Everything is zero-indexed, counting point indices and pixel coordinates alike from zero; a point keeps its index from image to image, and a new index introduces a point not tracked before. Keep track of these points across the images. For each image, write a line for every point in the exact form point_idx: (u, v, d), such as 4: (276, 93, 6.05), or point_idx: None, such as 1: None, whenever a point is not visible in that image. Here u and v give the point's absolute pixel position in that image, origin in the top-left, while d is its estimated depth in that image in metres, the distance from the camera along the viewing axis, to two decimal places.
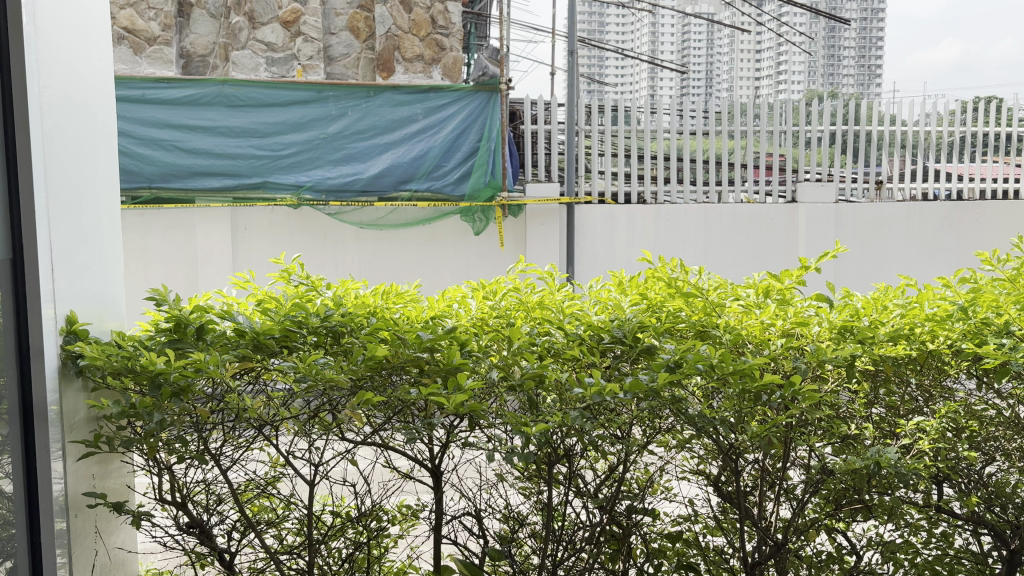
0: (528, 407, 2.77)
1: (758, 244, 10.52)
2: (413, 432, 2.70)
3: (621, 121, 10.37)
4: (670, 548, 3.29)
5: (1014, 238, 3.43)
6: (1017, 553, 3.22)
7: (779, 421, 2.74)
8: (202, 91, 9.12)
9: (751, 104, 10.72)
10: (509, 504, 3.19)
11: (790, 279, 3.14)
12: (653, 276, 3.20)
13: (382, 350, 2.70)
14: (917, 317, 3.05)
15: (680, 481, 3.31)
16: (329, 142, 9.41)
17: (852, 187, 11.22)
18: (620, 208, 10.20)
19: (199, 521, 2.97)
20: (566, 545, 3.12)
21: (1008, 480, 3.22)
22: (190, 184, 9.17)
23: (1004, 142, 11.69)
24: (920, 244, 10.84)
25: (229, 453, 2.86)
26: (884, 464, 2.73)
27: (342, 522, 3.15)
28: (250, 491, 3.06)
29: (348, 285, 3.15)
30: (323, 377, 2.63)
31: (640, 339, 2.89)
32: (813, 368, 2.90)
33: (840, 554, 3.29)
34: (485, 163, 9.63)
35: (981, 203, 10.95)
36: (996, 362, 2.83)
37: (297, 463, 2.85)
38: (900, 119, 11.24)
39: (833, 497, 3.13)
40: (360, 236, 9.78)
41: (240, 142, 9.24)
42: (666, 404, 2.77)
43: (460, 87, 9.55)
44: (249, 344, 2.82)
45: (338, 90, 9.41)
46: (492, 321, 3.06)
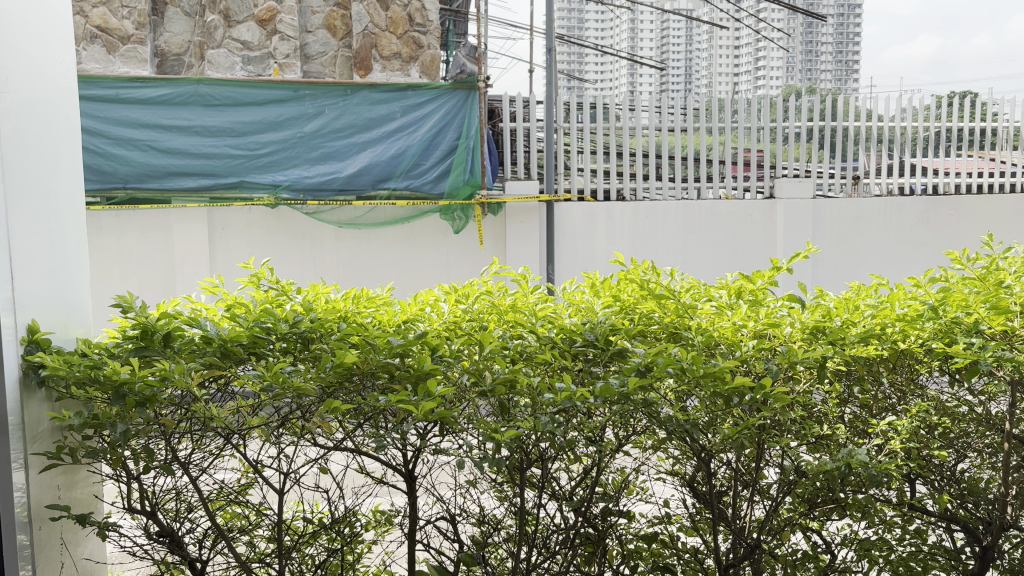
0: (500, 412, 2.75)
1: (737, 240, 10.56)
2: (383, 439, 2.67)
3: (600, 118, 10.37)
4: (647, 548, 3.27)
5: (986, 236, 3.42)
6: (989, 550, 3.20)
7: (751, 423, 2.73)
8: (176, 90, 9.02)
9: (729, 100, 10.73)
10: (483, 509, 3.16)
11: (762, 280, 3.16)
12: (626, 278, 3.21)
13: (352, 356, 2.67)
14: (888, 317, 3.06)
15: (655, 481, 3.30)
16: (306, 141, 9.33)
17: (829, 182, 11.28)
18: (600, 206, 10.21)
19: (170, 531, 2.91)
20: (541, 548, 3.09)
21: (980, 477, 3.24)
22: (165, 184, 9.07)
23: (978, 137, 11.80)
24: (897, 239, 10.94)
25: (197, 462, 2.84)
26: (855, 465, 2.74)
27: (315, 529, 3.12)
28: (222, 499, 3.02)
29: (318, 289, 3.15)
30: (290, 385, 2.60)
31: (612, 342, 2.89)
32: (784, 369, 2.90)
33: (816, 553, 3.28)
34: (464, 161, 9.59)
35: (957, 198, 11.02)
36: (965, 361, 2.83)
37: (265, 473, 2.80)
38: (876, 114, 11.28)
39: (809, 496, 3.12)
40: (339, 235, 9.77)
41: (216, 142, 9.14)
42: (637, 407, 2.76)
43: (438, 85, 9.51)
44: (216, 351, 2.79)
45: (314, 89, 9.32)
46: (465, 324, 3.03)
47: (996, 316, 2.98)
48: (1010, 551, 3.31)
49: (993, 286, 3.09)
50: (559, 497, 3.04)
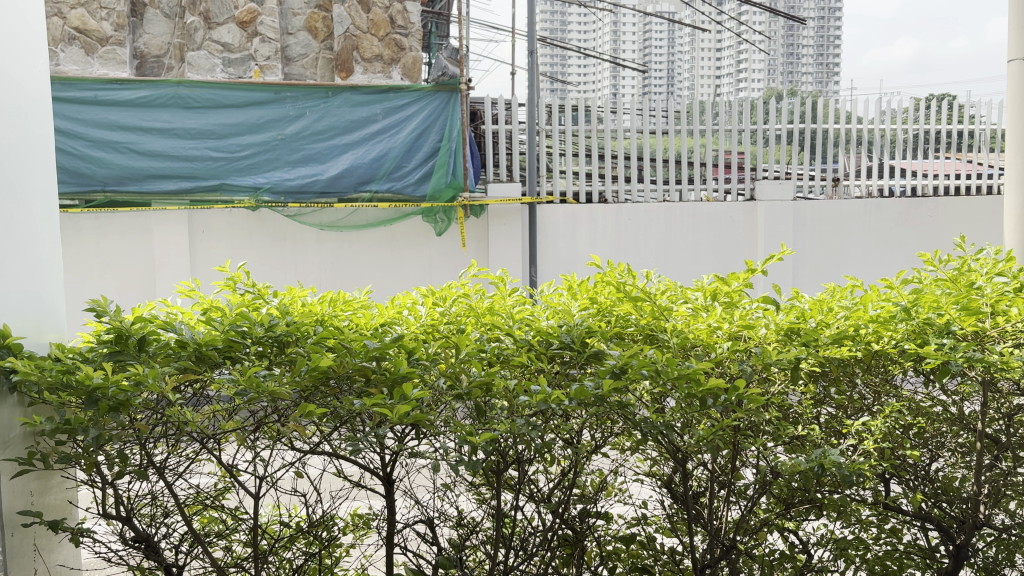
0: (475, 415, 2.75)
1: (718, 242, 10.60)
2: (358, 442, 2.66)
3: (582, 120, 10.38)
4: (625, 549, 3.27)
5: (958, 237, 3.46)
6: (963, 548, 3.23)
7: (726, 423, 2.76)
8: (156, 93, 8.96)
9: (710, 102, 10.77)
10: (461, 511, 3.16)
11: (738, 282, 3.18)
12: (603, 281, 3.22)
13: (327, 360, 2.67)
14: (861, 319, 3.08)
15: (634, 483, 3.30)
16: (287, 143, 9.29)
17: (810, 184, 11.35)
18: (582, 208, 10.25)
19: (146, 536, 2.89)
20: (519, 549, 3.10)
21: (955, 476, 3.26)
22: (145, 187, 9.02)
23: (955, 139, 11.92)
24: (876, 240, 11.03)
25: (173, 466, 2.83)
26: (828, 465, 2.76)
27: (292, 533, 3.11)
28: (198, 503, 3.01)
29: (295, 293, 3.15)
30: (265, 389, 2.59)
31: (588, 344, 2.90)
32: (759, 370, 2.91)
33: (793, 552, 3.30)
34: (446, 163, 9.58)
35: (936, 200, 11.13)
36: (935, 362, 2.86)
37: (241, 477, 2.79)
38: (856, 117, 11.36)
39: (784, 496, 3.14)
40: (321, 237, 9.76)
41: (196, 144, 9.09)
42: (612, 409, 2.77)
43: (420, 87, 9.49)
44: (191, 355, 2.77)
45: (295, 91, 9.28)
46: (442, 327, 3.03)
47: (967, 316, 3.01)
48: (983, 549, 3.35)
49: (965, 287, 3.13)
50: (536, 498, 3.05)
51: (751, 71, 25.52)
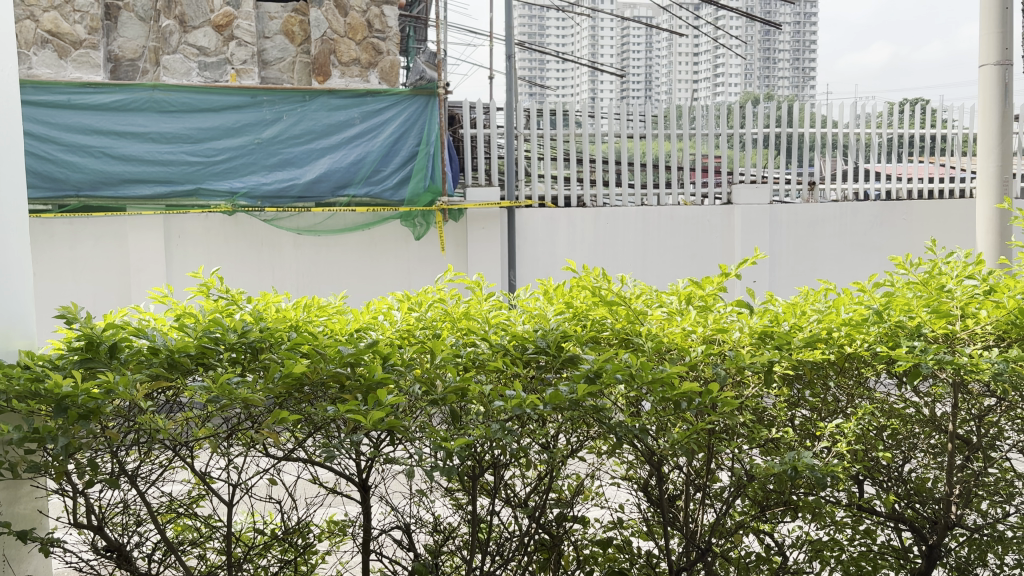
0: (450, 420, 2.75)
1: (695, 245, 10.64)
2: (333, 449, 2.65)
3: (561, 124, 10.39)
4: (602, 553, 3.27)
5: (929, 240, 3.50)
6: (936, 548, 3.26)
7: (699, 427, 2.78)
8: (131, 96, 8.88)
9: (687, 107, 10.82)
10: (437, 517, 3.16)
11: (712, 286, 3.21)
12: (578, 285, 3.23)
13: (300, 367, 2.65)
14: (834, 322, 3.11)
15: (611, 486, 3.31)
16: (264, 147, 9.23)
17: (786, 188, 11.40)
18: (561, 212, 10.29)
19: (119, 545, 2.86)
20: (495, 554, 3.09)
21: (927, 477, 3.29)
22: (119, 192, 8.93)
23: (928, 143, 12.05)
24: (852, 243, 11.14)
25: (145, 474, 2.81)
26: (801, 468, 2.78)
27: (267, 541, 3.09)
28: (171, 511, 2.99)
29: (269, 299, 3.13)
30: (237, 396, 2.57)
31: (563, 348, 2.90)
32: (732, 374, 2.93)
33: (769, 554, 3.31)
34: (424, 167, 9.56)
35: (910, 203, 11.29)
36: (906, 365, 2.88)
37: (214, 484, 2.78)
38: (831, 121, 11.44)
39: (759, 499, 3.16)
40: (298, 242, 9.72)
41: (172, 148, 9.01)
42: (587, 414, 2.78)
43: (398, 91, 9.47)
44: (163, 362, 2.75)
45: (272, 95, 9.23)
46: (417, 332, 3.02)
47: (937, 319, 3.06)
48: (956, 549, 3.37)
49: (936, 290, 3.16)
50: (512, 503, 3.05)
51: (728, 76, 25.84)
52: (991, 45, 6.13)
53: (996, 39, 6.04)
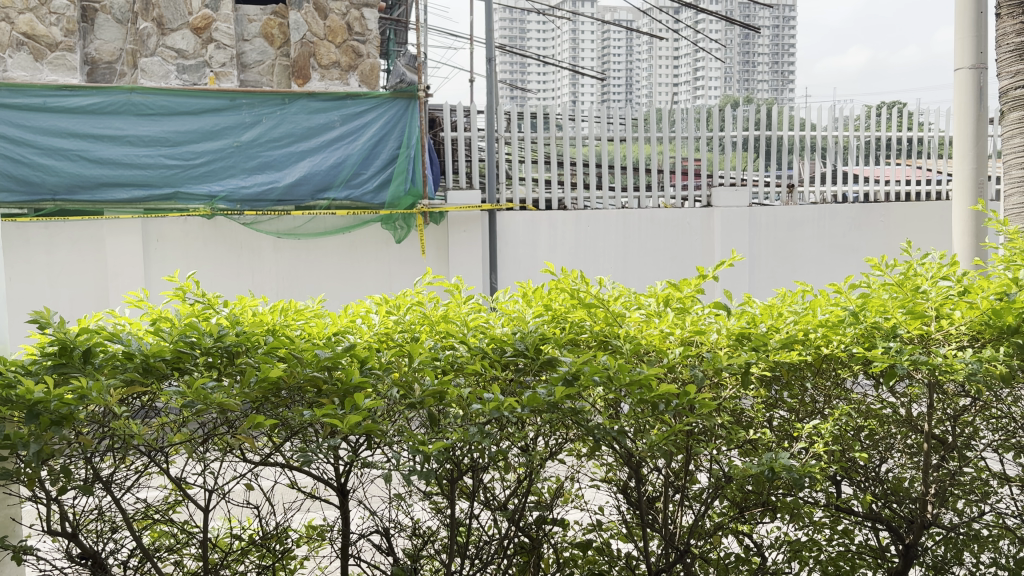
0: (428, 424, 2.74)
1: (676, 247, 10.69)
2: (310, 454, 2.64)
3: (542, 127, 10.39)
4: (582, 556, 3.27)
5: (904, 243, 3.53)
6: (912, 547, 3.29)
7: (677, 429, 2.79)
8: (108, 99, 8.80)
9: (667, 110, 10.85)
10: (416, 521, 3.14)
11: (690, 288, 3.21)
12: (557, 287, 3.22)
13: (276, 371, 2.63)
14: (810, 324, 3.12)
15: (590, 489, 3.30)
16: (243, 150, 9.17)
17: (765, 191, 11.45)
18: (542, 215, 10.31)
19: (93, 552, 2.83)
20: (473, 558, 3.09)
21: (904, 477, 3.32)
22: (96, 195, 8.85)
23: (905, 146, 12.17)
24: (830, 245, 11.25)
25: (120, 480, 2.78)
26: (778, 469, 2.81)
27: (244, 546, 3.07)
28: (147, 518, 2.96)
29: (245, 303, 3.10)
30: (213, 401, 2.55)
31: (542, 350, 2.91)
32: (709, 375, 2.95)
33: (747, 555, 3.31)
34: (405, 170, 9.53)
35: (888, 205, 11.43)
36: (882, 365, 2.91)
37: (190, 490, 2.75)
38: (809, 124, 11.52)
39: (738, 500, 3.18)
40: (278, 245, 9.66)
41: (150, 152, 8.94)
42: (565, 416, 2.79)
43: (378, 94, 9.45)
44: (138, 367, 2.72)
45: (251, 98, 9.18)
46: (396, 336, 3.01)
47: (912, 320, 3.08)
48: (932, 548, 3.38)
49: (910, 291, 3.19)
50: (492, 506, 3.04)
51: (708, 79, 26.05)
52: (965, 49, 6.23)
53: (971, 43, 6.20)
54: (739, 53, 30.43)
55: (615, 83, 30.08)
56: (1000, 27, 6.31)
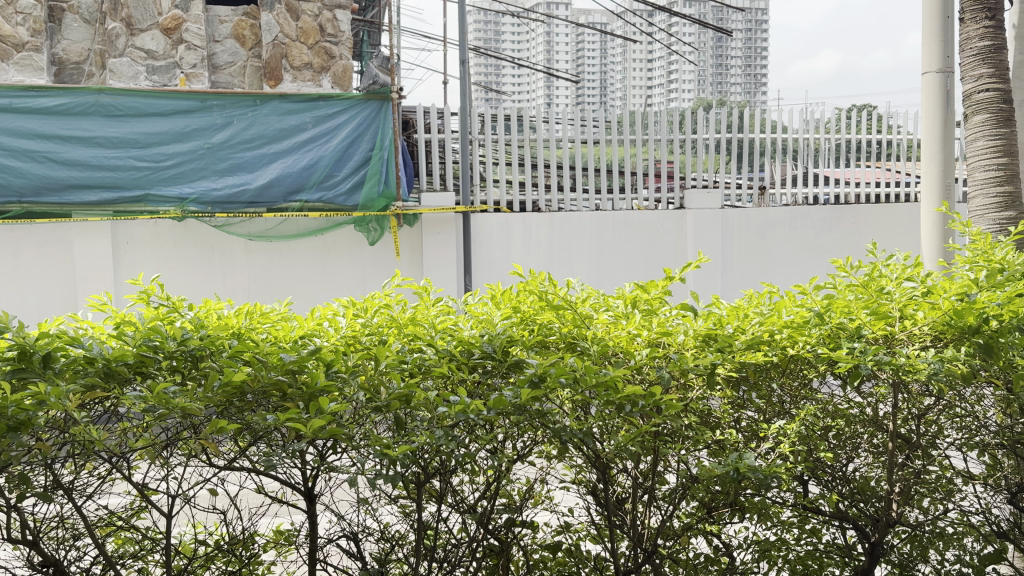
0: (395, 428, 2.73)
1: (649, 249, 10.74)
2: (273, 458, 2.62)
3: (515, 129, 10.38)
4: (551, 558, 3.27)
5: (869, 244, 3.55)
6: (878, 545, 3.32)
7: (644, 430, 2.80)
8: (76, 100, 8.71)
9: (641, 113, 10.91)
10: (385, 525, 3.13)
11: (657, 290, 3.24)
12: (525, 290, 3.22)
13: (240, 374, 2.61)
14: (775, 325, 3.15)
15: (560, 491, 3.29)
16: (214, 152, 9.09)
17: (737, 193, 11.53)
18: (516, 217, 10.31)
19: (55, 560, 2.78)
20: (442, 561, 3.09)
21: (871, 476, 3.33)
22: (64, 197, 8.79)
23: (875, 148, 12.29)
24: (802, 247, 11.34)
25: (83, 487, 2.74)
26: (742, 468, 2.83)
27: (211, 552, 3.03)
28: (110, 525, 2.92)
29: (211, 306, 3.07)
30: (175, 405, 2.52)
31: (509, 352, 2.92)
32: (676, 376, 2.97)
33: (717, 555, 3.32)
34: (378, 172, 9.49)
35: (858, 207, 11.54)
36: (846, 365, 2.95)
37: (152, 495, 2.71)
38: (780, 127, 11.59)
39: (706, 500, 3.18)
40: (249, 248, 9.58)
41: (119, 153, 8.86)
42: (531, 418, 2.80)
43: (351, 96, 9.40)
44: (99, 371, 2.69)
45: (222, 99, 9.11)
46: (364, 338, 2.98)
47: (876, 321, 3.12)
48: (898, 546, 3.43)
49: (874, 292, 3.22)
50: (461, 509, 3.03)
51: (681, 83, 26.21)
52: (933, 54, 6.32)
53: (939, 47, 6.30)
54: (712, 56, 30.69)
55: (590, 85, 30.24)
56: (963, 31, 6.47)
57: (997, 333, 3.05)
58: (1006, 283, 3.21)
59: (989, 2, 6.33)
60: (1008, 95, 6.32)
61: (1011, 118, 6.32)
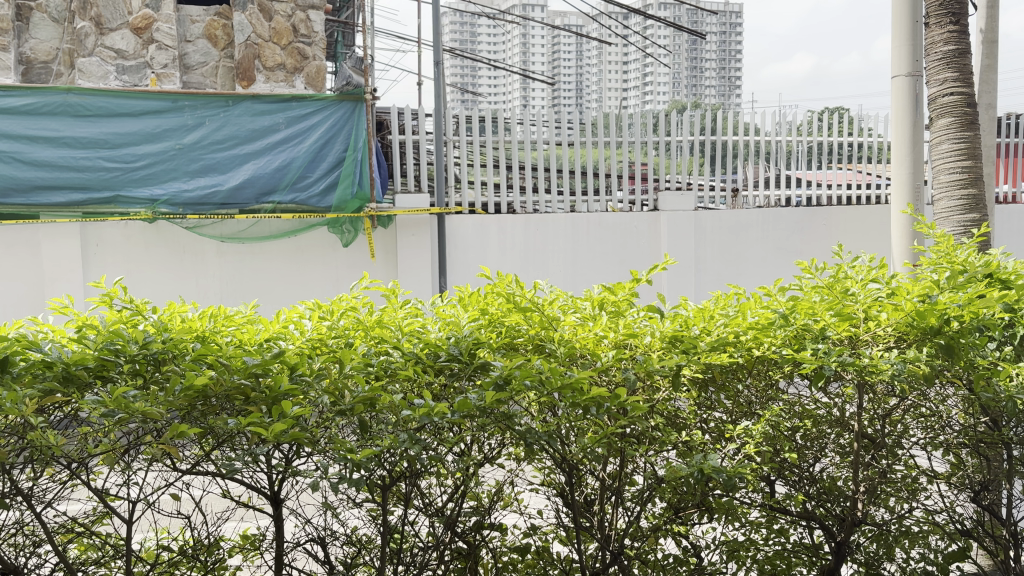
0: (359, 431, 2.71)
1: (623, 251, 10.77)
2: (234, 464, 2.59)
3: (490, 131, 10.35)
4: (521, 560, 3.27)
5: (836, 246, 3.57)
6: (843, 545, 3.35)
7: (609, 431, 2.81)
8: (45, 100, 8.63)
9: (616, 115, 10.93)
10: (351, 529, 3.11)
11: (625, 292, 3.25)
12: (493, 292, 3.21)
13: (201, 379, 2.58)
14: (740, 327, 3.16)
15: (529, 493, 3.28)
16: (186, 153, 9.00)
17: (711, 195, 11.58)
18: (491, 218, 10.30)
19: (14, 566, 2.74)
20: (409, 565, 3.08)
21: (838, 476, 3.34)
22: (32, 198, 8.68)
23: (848, 151, 12.39)
24: (775, 249, 11.41)
25: (42, 493, 2.70)
26: (706, 470, 2.84)
27: (175, 558, 3.00)
28: (71, 532, 2.88)
29: (175, 309, 3.04)
30: (135, 409, 2.49)
31: (475, 355, 2.91)
32: (642, 378, 2.97)
33: (685, 555, 3.31)
34: (352, 173, 9.44)
35: (830, 210, 11.64)
36: (811, 366, 2.97)
37: (113, 500, 2.68)
38: (754, 129, 11.64)
39: (674, 501, 3.16)
40: (221, 250, 9.49)
41: (88, 154, 8.78)
42: (497, 420, 2.79)
43: (324, 96, 9.34)
44: (57, 376, 2.66)
45: (193, 99, 9.04)
46: (330, 341, 2.96)
47: (840, 323, 3.14)
48: (865, 545, 3.45)
49: (840, 293, 3.24)
50: (429, 512, 3.02)
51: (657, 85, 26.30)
52: (902, 57, 6.64)
53: (907, 52, 6.61)
54: (687, 58, 30.86)
55: (566, 87, 30.31)
56: (929, 35, 6.48)
57: (959, 333, 3.09)
58: (967, 284, 3.26)
59: (952, 8, 6.31)
60: (973, 99, 6.39)
61: (975, 122, 6.39)
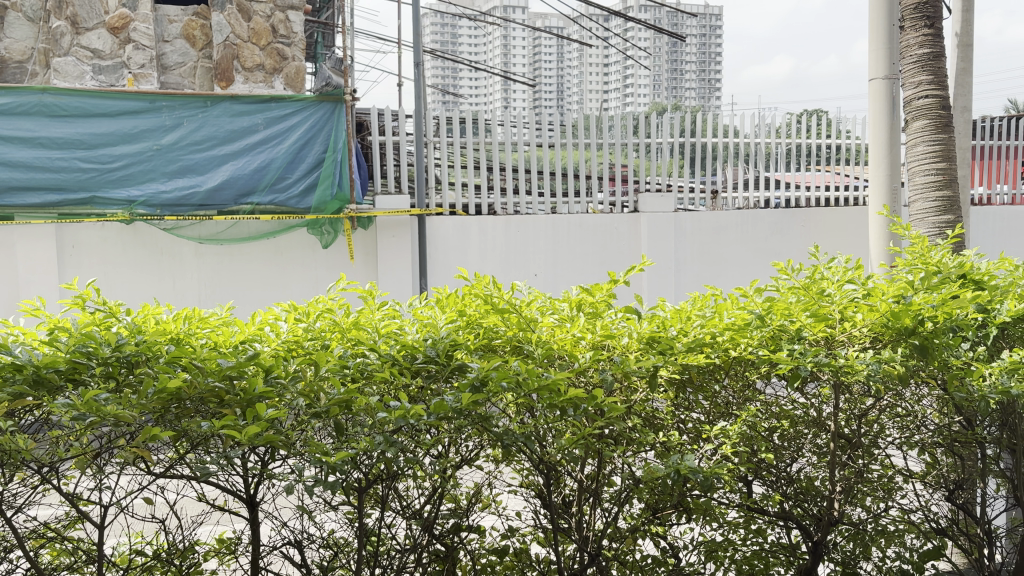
0: (334, 433, 2.70)
1: (603, 252, 10.79)
2: (208, 467, 2.58)
3: (471, 132, 10.33)
4: (499, 561, 3.25)
5: (812, 247, 3.59)
6: (820, 544, 3.36)
7: (586, 432, 2.81)
8: (19, 100, 8.54)
9: (596, 117, 10.94)
10: (328, 531, 3.09)
11: (602, 293, 3.26)
12: (471, 293, 3.21)
13: (174, 381, 2.55)
14: (717, 327, 3.18)
15: (508, 494, 3.27)
16: (163, 154, 8.93)
17: (690, 196, 11.63)
18: (472, 219, 10.29)
19: None
20: (386, 567, 3.07)
21: (815, 476, 3.35)
22: (7, 199, 8.61)
23: (826, 153, 12.47)
24: (754, 250, 11.48)
25: (12, 497, 2.67)
26: (682, 470, 2.84)
27: (149, 562, 2.97)
28: (42, 536, 2.85)
29: (149, 311, 3.01)
30: (107, 412, 2.47)
31: (452, 357, 2.91)
32: (619, 379, 2.98)
33: (664, 556, 3.31)
34: (331, 174, 9.39)
35: (809, 211, 11.70)
36: (786, 367, 2.99)
37: (84, 505, 2.65)
38: (733, 131, 11.68)
39: (652, 502, 3.16)
40: (199, 252, 9.41)
41: (63, 154, 8.70)
42: (474, 422, 2.78)
43: (303, 97, 9.30)
44: (27, 378, 2.64)
45: (171, 100, 8.97)
46: (306, 343, 2.94)
47: (816, 324, 3.16)
48: (842, 544, 3.46)
49: (816, 294, 3.26)
50: (405, 514, 3.01)
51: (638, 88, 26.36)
52: (879, 61, 6.84)
53: (884, 56, 6.82)
54: (669, 61, 30.95)
55: (547, 88, 30.31)
56: (904, 38, 6.53)
57: (932, 334, 3.12)
58: (941, 285, 3.30)
59: (927, 12, 6.39)
60: (947, 101, 6.45)
61: (949, 124, 6.46)
